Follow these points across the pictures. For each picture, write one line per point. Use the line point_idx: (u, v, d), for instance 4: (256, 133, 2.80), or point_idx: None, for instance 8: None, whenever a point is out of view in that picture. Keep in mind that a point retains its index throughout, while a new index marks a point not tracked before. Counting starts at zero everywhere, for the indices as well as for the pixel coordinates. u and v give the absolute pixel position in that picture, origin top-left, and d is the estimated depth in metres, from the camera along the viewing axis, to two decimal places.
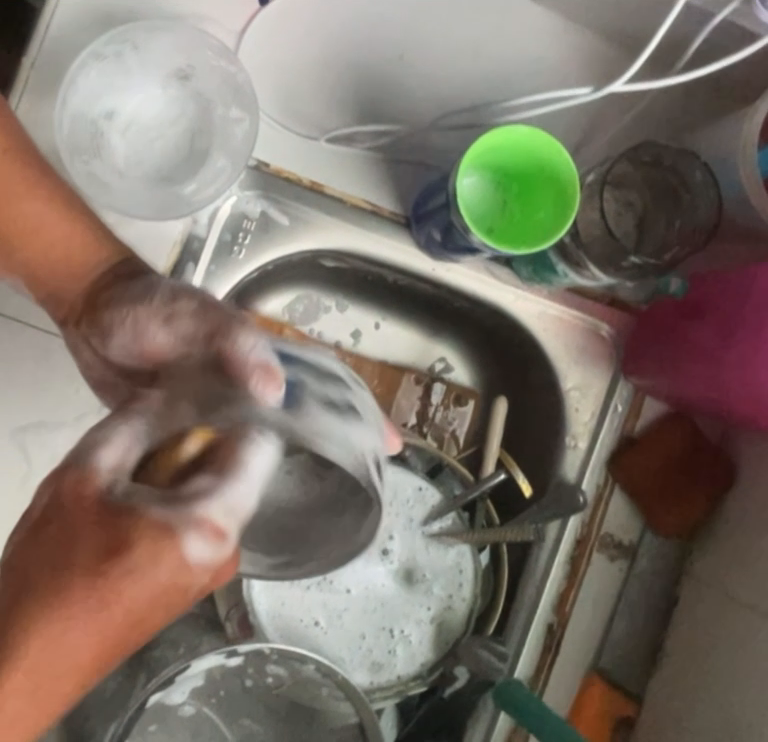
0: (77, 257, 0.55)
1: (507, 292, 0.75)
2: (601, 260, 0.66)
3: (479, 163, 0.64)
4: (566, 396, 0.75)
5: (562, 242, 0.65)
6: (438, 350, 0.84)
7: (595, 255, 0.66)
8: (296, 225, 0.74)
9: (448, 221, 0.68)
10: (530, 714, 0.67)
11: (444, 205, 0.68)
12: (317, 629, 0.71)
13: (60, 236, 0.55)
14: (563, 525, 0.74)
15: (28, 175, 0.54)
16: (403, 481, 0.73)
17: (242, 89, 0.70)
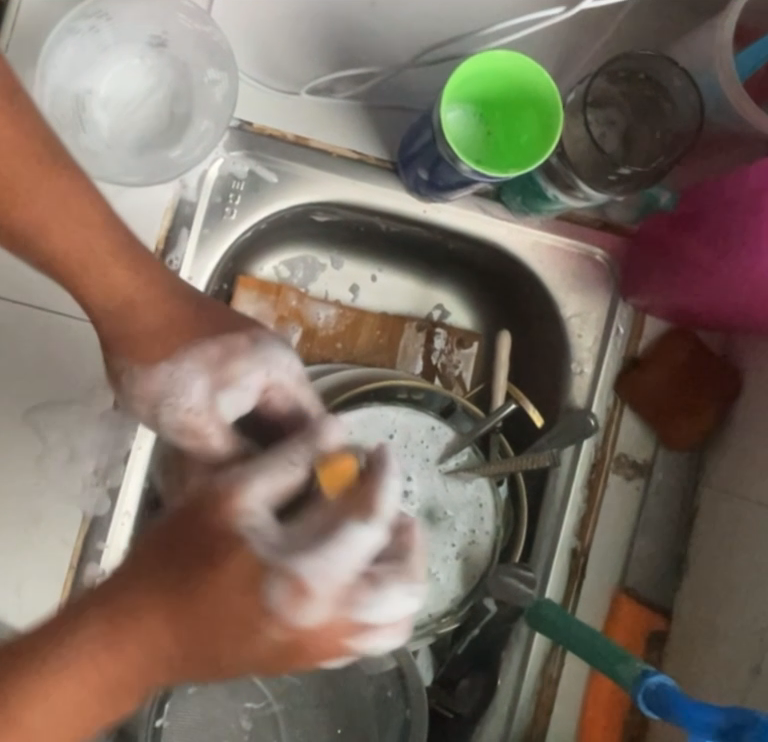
0: (117, 288, 0.54)
1: (498, 226, 0.76)
2: (594, 175, 0.66)
3: (461, 93, 0.64)
4: (567, 324, 0.76)
5: (551, 163, 0.65)
6: (435, 297, 0.85)
7: (584, 173, 0.65)
8: (286, 180, 0.74)
9: (436, 156, 0.68)
10: (563, 632, 0.67)
11: (430, 142, 0.68)
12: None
13: (150, 320, 0.55)
14: (577, 449, 0.74)
15: (105, 255, 0.53)
16: (416, 423, 0.73)
17: (219, 47, 0.70)
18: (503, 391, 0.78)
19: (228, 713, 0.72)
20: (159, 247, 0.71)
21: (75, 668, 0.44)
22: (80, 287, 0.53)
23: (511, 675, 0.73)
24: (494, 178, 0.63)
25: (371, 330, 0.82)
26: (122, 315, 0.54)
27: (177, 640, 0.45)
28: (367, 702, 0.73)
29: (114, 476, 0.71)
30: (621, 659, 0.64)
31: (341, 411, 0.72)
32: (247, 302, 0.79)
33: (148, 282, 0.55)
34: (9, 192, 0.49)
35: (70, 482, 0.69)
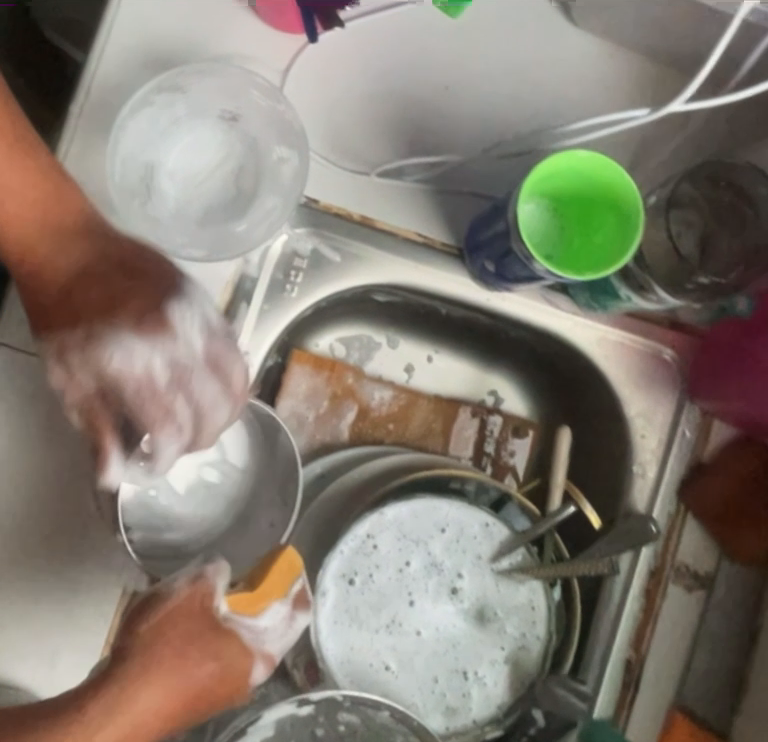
0: (58, 259, 0.58)
1: (564, 319, 0.73)
2: (667, 280, 0.65)
3: (538, 191, 0.62)
4: (630, 423, 0.73)
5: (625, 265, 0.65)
6: (491, 382, 0.84)
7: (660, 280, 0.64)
8: (349, 261, 0.73)
9: (507, 249, 0.66)
10: None
11: (501, 233, 0.66)
12: (386, 672, 0.68)
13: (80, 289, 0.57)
14: (635, 556, 0.72)
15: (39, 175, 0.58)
16: (470, 518, 0.70)
17: (291, 125, 0.69)
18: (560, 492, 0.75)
19: None
20: (217, 321, 0.69)
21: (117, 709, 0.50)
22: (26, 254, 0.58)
23: None
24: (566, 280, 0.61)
25: (425, 415, 0.81)
26: (51, 280, 0.58)
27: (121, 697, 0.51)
28: None
29: None
30: None
31: (393, 507, 0.69)
32: (300, 375, 0.78)
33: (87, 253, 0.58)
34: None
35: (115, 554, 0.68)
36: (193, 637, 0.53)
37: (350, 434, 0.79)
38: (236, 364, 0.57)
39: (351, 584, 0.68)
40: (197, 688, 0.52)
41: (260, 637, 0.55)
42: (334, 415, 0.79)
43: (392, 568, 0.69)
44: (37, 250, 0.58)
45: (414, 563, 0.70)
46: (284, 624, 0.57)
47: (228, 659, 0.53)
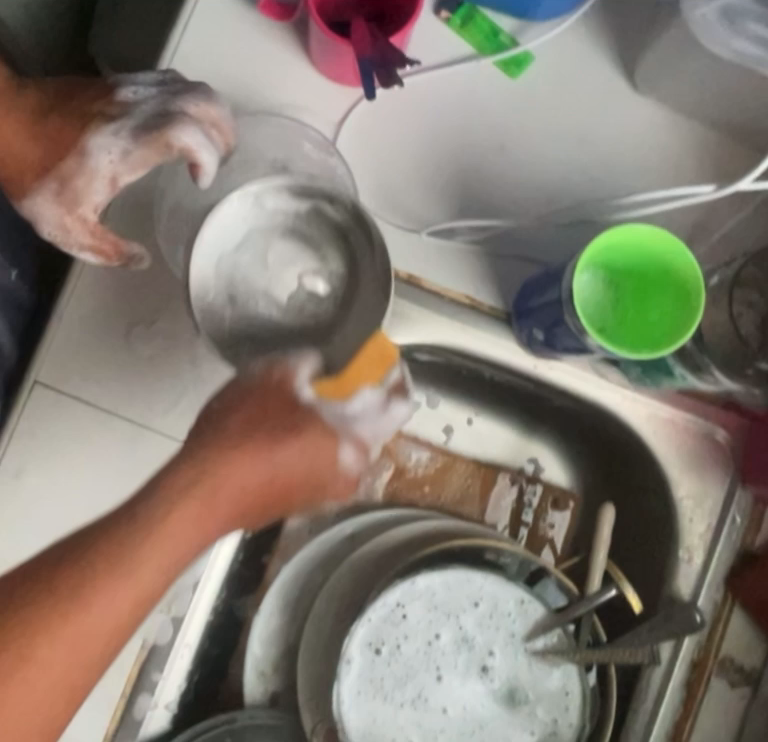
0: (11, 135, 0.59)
1: (613, 392, 0.71)
2: (730, 364, 0.62)
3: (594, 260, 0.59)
4: (678, 506, 0.70)
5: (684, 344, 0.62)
6: (532, 448, 0.81)
7: (718, 361, 0.62)
8: (391, 318, 0.70)
9: (555, 320, 0.64)
10: None
11: (552, 304, 0.64)
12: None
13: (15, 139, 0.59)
14: (677, 645, 0.68)
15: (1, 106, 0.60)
16: (505, 594, 0.67)
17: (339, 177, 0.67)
18: (601, 573, 0.72)
19: None
20: None
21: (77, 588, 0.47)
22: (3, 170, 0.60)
23: None
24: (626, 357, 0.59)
25: (462, 478, 0.79)
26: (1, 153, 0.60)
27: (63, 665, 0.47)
28: None
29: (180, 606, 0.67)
30: None
31: (424, 577, 0.67)
32: None
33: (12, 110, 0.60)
34: None
35: (136, 606, 0.66)
36: (276, 435, 0.55)
37: (384, 493, 0.78)
38: (188, 101, 0.60)
39: (376, 654, 0.66)
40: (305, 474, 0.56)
41: (347, 420, 0.58)
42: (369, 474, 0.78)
43: (420, 640, 0.67)
44: None
45: (443, 637, 0.67)
46: (378, 411, 0.58)
47: (318, 460, 0.56)
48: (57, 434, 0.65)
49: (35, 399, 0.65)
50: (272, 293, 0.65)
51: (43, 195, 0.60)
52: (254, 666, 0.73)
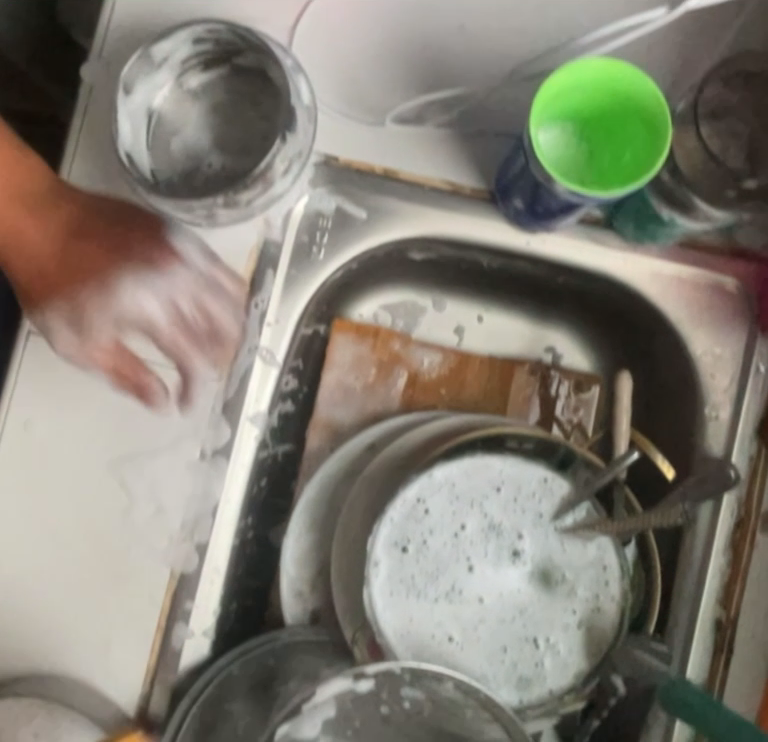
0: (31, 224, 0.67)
1: (613, 256, 0.68)
2: (717, 193, 0.59)
3: (551, 113, 0.58)
4: (697, 362, 0.67)
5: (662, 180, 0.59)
6: (548, 337, 0.79)
7: (703, 191, 0.58)
8: (375, 216, 0.69)
9: (532, 185, 0.62)
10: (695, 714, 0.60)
11: (524, 168, 0.62)
12: (448, 642, 0.64)
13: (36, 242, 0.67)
14: (716, 505, 0.65)
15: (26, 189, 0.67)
16: (526, 474, 0.66)
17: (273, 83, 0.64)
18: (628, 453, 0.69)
19: None
20: (243, 291, 0.68)
21: None
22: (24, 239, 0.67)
23: None
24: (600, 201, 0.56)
25: (478, 375, 0.77)
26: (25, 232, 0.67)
27: None
28: None
29: (202, 530, 0.68)
30: None
31: (442, 467, 0.65)
32: (344, 345, 0.76)
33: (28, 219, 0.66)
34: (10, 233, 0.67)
35: (156, 535, 0.67)
36: None
37: (401, 401, 0.77)
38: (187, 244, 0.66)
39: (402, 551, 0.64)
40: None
41: None
42: (383, 384, 0.77)
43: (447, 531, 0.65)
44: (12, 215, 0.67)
45: (470, 527, 0.65)
46: None
47: None
48: (57, 380, 0.68)
49: (36, 349, 0.68)
50: (192, 97, 0.66)
51: (56, 315, 0.66)
52: (290, 588, 0.72)
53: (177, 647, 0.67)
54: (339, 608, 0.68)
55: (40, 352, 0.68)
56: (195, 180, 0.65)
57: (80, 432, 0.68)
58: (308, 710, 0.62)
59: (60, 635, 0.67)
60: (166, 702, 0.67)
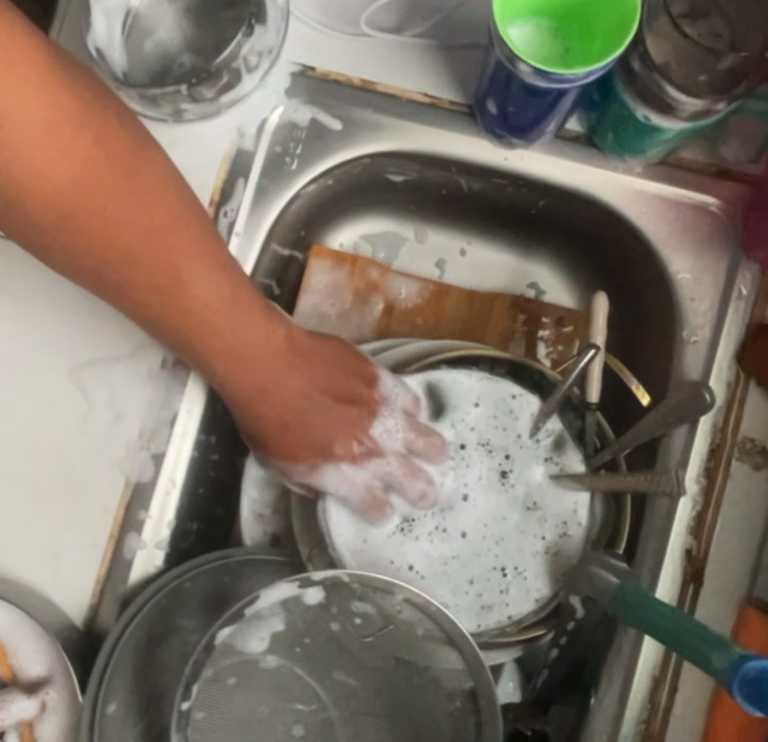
0: None
1: (594, 174, 0.66)
2: (693, 81, 0.53)
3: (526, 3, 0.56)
4: (676, 285, 0.65)
5: (634, 70, 0.54)
6: (532, 272, 0.77)
7: (676, 77, 0.53)
8: (351, 128, 0.67)
9: (504, 87, 0.60)
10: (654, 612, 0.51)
11: (495, 69, 0.60)
12: (406, 556, 0.63)
13: None
14: (692, 429, 0.64)
15: None
16: (499, 392, 0.65)
17: None
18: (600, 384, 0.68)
19: (273, 715, 0.63)
20: (213, 197, 0.66)
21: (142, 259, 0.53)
22: None
23: (610, 698, 0.63)
24: (576, 79, 0.53)
25: (456, 306, 0.74)
26: None
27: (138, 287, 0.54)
28: (441, 728, 0.62)
29: (160, 441, 0.66)
30: (718, 643, 0.48)
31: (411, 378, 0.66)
32: (320, 271, 0.74)
33: None
34: None
35: (114, 444, 0.66)
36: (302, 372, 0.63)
37: (376, 329, 0.74)
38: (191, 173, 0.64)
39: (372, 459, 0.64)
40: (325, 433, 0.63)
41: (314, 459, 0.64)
42: (359, 312, 0.74)
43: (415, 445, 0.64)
44: None
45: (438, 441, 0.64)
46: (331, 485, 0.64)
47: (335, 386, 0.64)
48: (21, 285, 0.67)
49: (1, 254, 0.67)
50: None
51: None
52: (250, 509, 0.71)
53: (128, 558, 0.65)
54: (298, 529, 0.69)
55: (5, 255, 0.67)
56: (165, 79, 0.64)
57: (39, 339, 0.66)
58: (253, 618, 0.60)
59: (6, 543, 0.65)
60: (114, 615, 0.65)
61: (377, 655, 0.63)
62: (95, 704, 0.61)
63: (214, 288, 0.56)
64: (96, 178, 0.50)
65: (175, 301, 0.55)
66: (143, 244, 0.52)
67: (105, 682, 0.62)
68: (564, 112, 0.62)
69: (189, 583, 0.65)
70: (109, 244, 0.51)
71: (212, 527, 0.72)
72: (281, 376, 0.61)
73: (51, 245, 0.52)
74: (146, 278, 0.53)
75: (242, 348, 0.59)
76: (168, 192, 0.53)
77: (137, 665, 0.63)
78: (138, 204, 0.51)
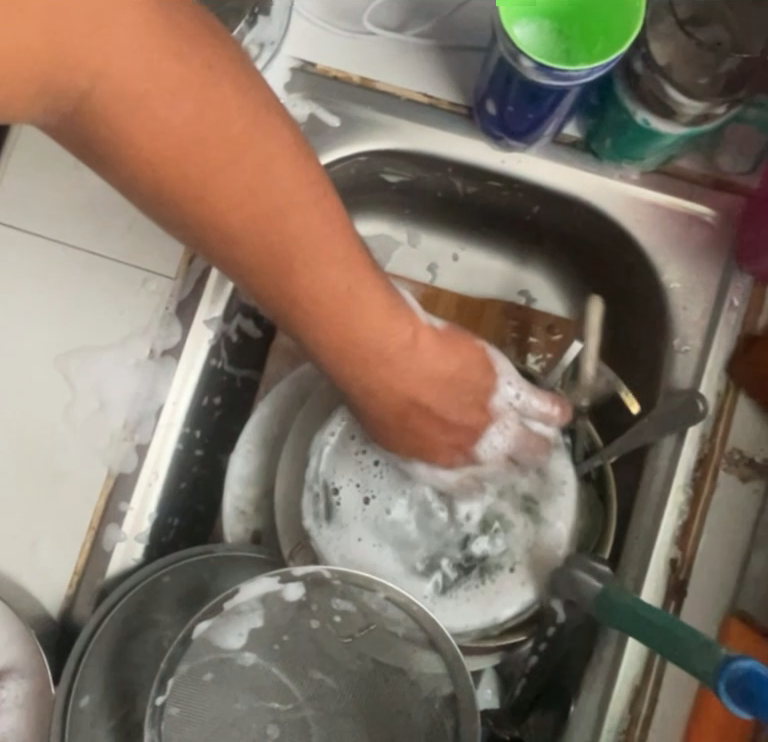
0: None
1: (590, 181, 0.66)
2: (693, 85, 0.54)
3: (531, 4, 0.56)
4: (668, 294, 0.65)
5: (635, 73, 0.55)
6: (524, 280, 0.77)
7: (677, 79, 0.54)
8: (350, 125, 0.67)
9: (504, 89, 0.60)
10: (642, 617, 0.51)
11: (497, 70, 0.59)
12: (380, 550, 0.63)
13: None
14: (680, 438, 0.63)
15: None
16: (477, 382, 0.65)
17: None
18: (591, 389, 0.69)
19: (249, 715, 0.62)
20: None
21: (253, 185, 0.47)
22: None
23: (588, 712, 0.61)
24: (579, 76, 0.54)
25: (448, 309, 0.74)
26: None
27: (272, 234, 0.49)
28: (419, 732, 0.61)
29: (145, 432, 0.65)
30: (706, 645, 0.48)
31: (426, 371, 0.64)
32: None
33: None
34: None
35: (97, 433, 0.65)
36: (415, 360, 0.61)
37: None
38: None
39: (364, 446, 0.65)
40: (432, 379, 0.61)
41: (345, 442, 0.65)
42: None
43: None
44: None
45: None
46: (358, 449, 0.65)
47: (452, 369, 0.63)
48: (8, 269, 0.66)
49: None
50: None
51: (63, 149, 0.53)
52: (233, 507, 0.69)
53: (107, 550, 0.64)
54: (279, 525, 0.67)
55: None
56: None
57: (25, 324, 0.65)
58: (232, 613, 0.59)
59: None
60: (90, 609, 0.64)
61: (355, 657, 0.62)
62: (68, 694, 0.60)
63: (327, 224, 0.50)
64: (199, 109, 0.44)
65: (284, 224, 0.48)
66: (269, 188, 0.47)
67: (80, 675, 0.60)
68: (563, 117, 0.61)
69: (168, 578, 0.64)
70: (211, 199, 0.46)
71: (192, 522, 0.71)
72: (380, 324, 0.56)
73: (176, 213, 0.47)
74: (263, 211, 0.47)
75: (337, 293, 0.53)
76: (240, 106, 0.45)
77: (114, 657, 0.62)
78: (235, 155, 0.46)
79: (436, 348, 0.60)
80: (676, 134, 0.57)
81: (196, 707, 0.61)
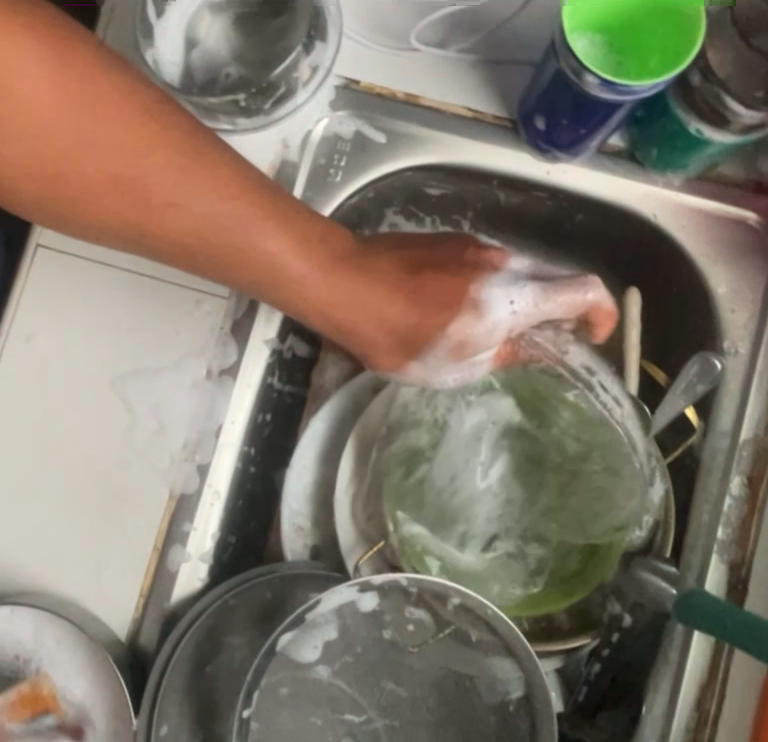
0: (94, 179, 0.55)
1: (635, 189, 0.67)
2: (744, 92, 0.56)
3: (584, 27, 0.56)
4: (716, 299, 0.66)
5: (691, 81, 0.56)
6: None
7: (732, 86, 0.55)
8: (394, 141, 0.68)
9: (555, 106, 0.60)
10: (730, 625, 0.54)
11: (549, 87, 0.60)
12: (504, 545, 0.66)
13: (95, 178, 0.55)
14: (734, 438, 0.64)
15: (69, 164, 0.54)
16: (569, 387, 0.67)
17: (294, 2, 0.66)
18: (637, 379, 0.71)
19: (321, 731, 0.62)
20: None
21: (280, 213, 0.61)
22: (63, 177, 0.55)
23: (658, 711, 0.61)
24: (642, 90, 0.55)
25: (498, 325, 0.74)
26: (71, 170, 0.54)
27: (254, 195, 0.60)
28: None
29: (205, 452, 0.66)
30: None
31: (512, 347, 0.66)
32: None
33: (84, 171, 0.55)
34: (64, 172, 0.54)
35: (157, 455, 0.65)
36: (424, 270, 0.64)
37: None
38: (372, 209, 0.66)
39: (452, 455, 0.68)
40: (408, 328, 0.64)
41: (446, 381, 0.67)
42: None
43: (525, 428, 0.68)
44: (75, 166, 0.54)
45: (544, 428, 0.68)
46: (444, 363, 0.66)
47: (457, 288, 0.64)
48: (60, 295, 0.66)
49: (41, 264, 0.67)
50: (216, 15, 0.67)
51: (176, 196, 0.57)
52: (290, 521, 0.71)
53: (173, 570, 0.65)
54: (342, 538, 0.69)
55: (46, 265, 0.67)
56: (216, 92, 0.65)
57: (80, 349, 0.66)
58: (308, 625, 0.61)
59: (48, 557, 0.64)
60: (158, 629, 0.64)
61: (423, 668, 0.63)
62: (149, 726, 0.61)
63: (216, 182, 0.58)
64: (64, 107, 0.53)
65: (170, 219, 0.58)
66: (136, 168, 0.55)
67: (158, 708, 0.61)
68: (611, 130, 0.62)
69: (234, 600, 0.64)
70: (177, 163, 0.56)
71: (248, 539, 0.71)
72: (294, 261, 0.61)
73: (125, 226, 0.58)
74: (133, 176, 0.56)
75: (254, 249, 0.60)
76: (182, 126, 0.57)
77: (187, 679, 0.63)
78: (156, 158, 0.56)
79: (413, 296, 0.64)
80: (726, 141, 0.58)
81: (269, 719, 0.61)
